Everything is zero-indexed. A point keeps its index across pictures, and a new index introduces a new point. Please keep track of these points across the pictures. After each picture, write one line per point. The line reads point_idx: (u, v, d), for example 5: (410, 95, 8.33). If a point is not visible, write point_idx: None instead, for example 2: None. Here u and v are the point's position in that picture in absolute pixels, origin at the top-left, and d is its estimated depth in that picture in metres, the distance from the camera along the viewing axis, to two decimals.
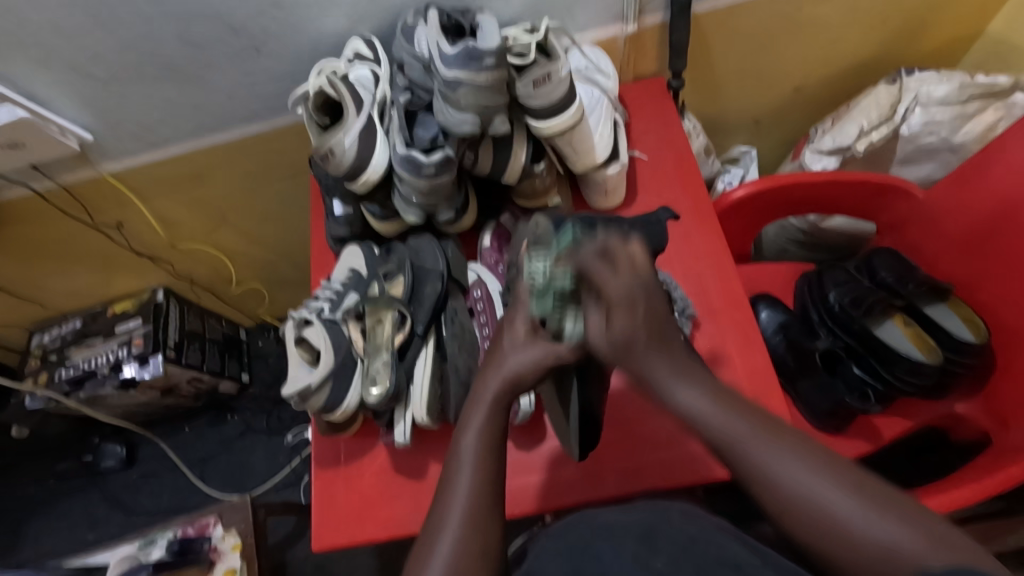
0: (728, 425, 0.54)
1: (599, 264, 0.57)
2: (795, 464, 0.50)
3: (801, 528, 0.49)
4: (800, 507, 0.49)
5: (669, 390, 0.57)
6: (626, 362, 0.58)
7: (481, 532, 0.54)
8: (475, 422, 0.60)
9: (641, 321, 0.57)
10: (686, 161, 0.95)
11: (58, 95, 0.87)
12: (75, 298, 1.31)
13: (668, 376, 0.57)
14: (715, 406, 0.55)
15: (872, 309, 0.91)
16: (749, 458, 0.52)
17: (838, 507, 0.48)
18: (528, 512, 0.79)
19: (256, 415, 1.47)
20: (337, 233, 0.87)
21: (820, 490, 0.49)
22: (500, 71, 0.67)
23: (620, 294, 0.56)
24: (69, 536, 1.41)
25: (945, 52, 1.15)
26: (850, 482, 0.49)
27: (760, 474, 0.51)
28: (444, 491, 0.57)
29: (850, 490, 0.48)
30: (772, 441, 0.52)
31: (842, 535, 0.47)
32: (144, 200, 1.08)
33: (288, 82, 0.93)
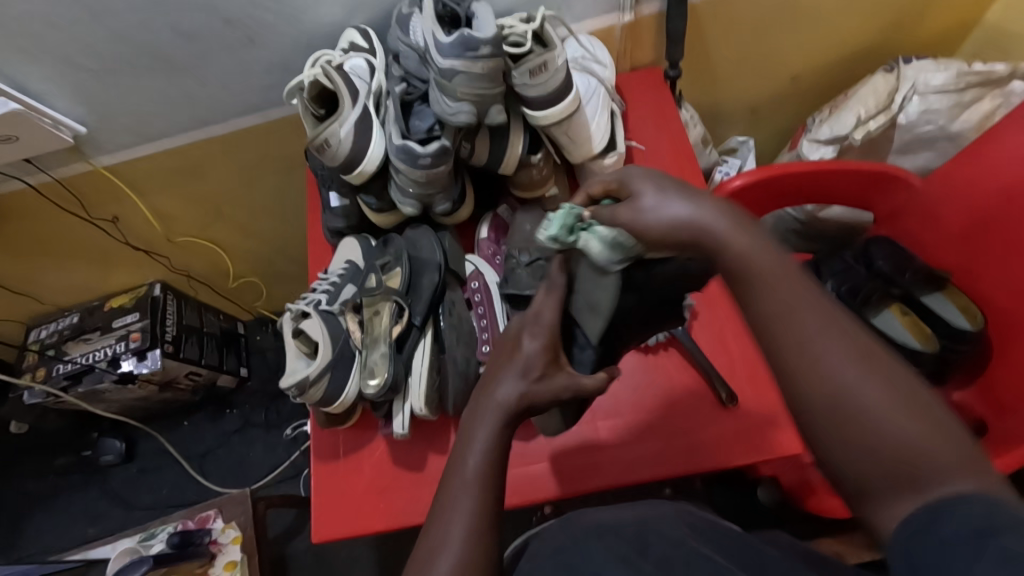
0: (760, 264, 0.44)
1: (615, 159, 0.54)
2: (826, 338, 0.40)
3: (804, 391, 0.39)
4: (817, 378, 0.39)
5: (684, 214, 0.47)
6: (658, 220, 0.48)
7: (481, 555, 0.48)
8: (480, 435, 0.54)
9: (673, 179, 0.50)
10: (683, 151, 0.94)
11: (51, 89, 0.86)
12: (71, 293, 1.30)
13: (692, 197, 0.47)
14: (774, 266, 0.43)
15: (868, 298, 0.95)
16: (796, 323, 0.41)
17: (851, 386, 0.38)
18: (551, 498, 0.79)
19: (255, 409, 1.47)
20: (333, 225, 0.87)
21: (837, 365, 0.39)
22: (496, 59, 0.66)
23: (630, 171, 0.52)
24: (68, 531, 1.41)
25: (941, 40, 1.15)
26: (877, 368, 0.39)
27: (783, 331, 0.41)
28: (443, 506, 0.51)
29: (876, 376, 0.38)
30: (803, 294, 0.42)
31: (854, 425, 0.38)
32: (139, 194, 1.07)
33: (283, 74, 0.93)
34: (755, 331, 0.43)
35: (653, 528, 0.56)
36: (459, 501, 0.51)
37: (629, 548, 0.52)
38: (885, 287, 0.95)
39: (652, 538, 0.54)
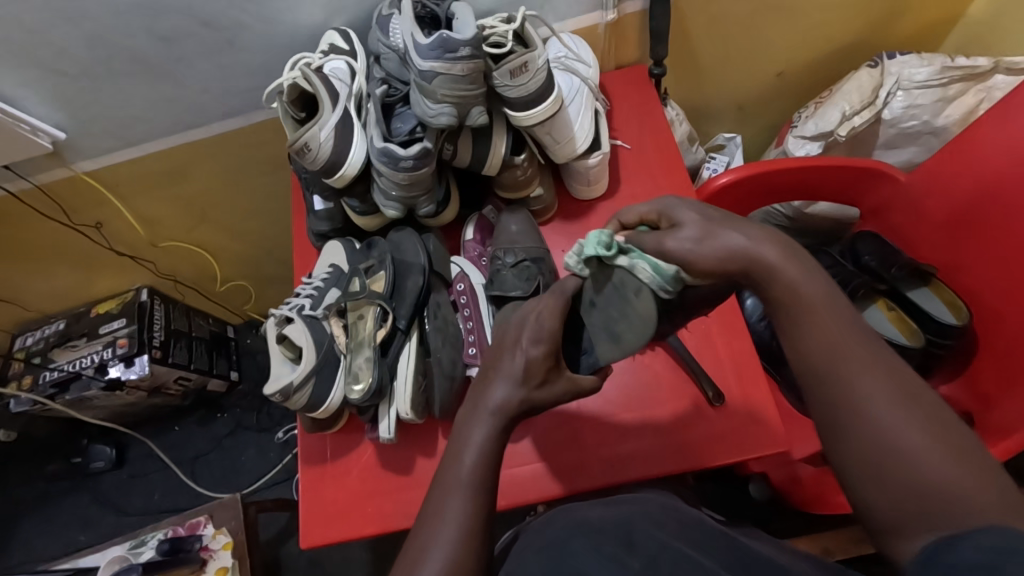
0: (822, 307, 0.50)
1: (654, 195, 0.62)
2: (866, 368, 0.46)
3: (846, 416, 0.46)
4: (853, 405, 0.46)
5: (743, 245, 0.54)
6: (703, 247, 0.55)
7: (475, 549, 0.50)
8: (473, 440, 0.55)
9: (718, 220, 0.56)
10: (668, 150, 0.94)
11: (28, 94, 0.85)
12: (57, 299, 1.29)
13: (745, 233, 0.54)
14: (820, 308, 0.50)
15: (855, 293, 0.93)
16: (846, 377, 0.47)
17: (878, 409, 0.45)
18: (536, 500, 0.79)
19: (246, 413, 1.46)
20: (318, 228, 0.86)
21: (874, 393, 0.45)
22: (476, 61, 0.66)
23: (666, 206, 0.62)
24: (59, 539, 1.40)
25: (926, 35, 1.15)
26: (916, 404, 0.44)
27: (827, 355, 0.48)
28: (434, 508, 0.53)
29: (912, 410, 0.44)
30: (848, 326, 0.49)
31: (884, 451, 0.43)
32: (122, 199, 1.06)
33: (265, 76, 0.92)
34: (806, 370, 0.50)
35: (638, 524, 0.56)
36: (451, 503, 0.52)
37: (616, 545, 0.53)
38: (871, 282, 0.94)
39: (639, 536, 0.54)
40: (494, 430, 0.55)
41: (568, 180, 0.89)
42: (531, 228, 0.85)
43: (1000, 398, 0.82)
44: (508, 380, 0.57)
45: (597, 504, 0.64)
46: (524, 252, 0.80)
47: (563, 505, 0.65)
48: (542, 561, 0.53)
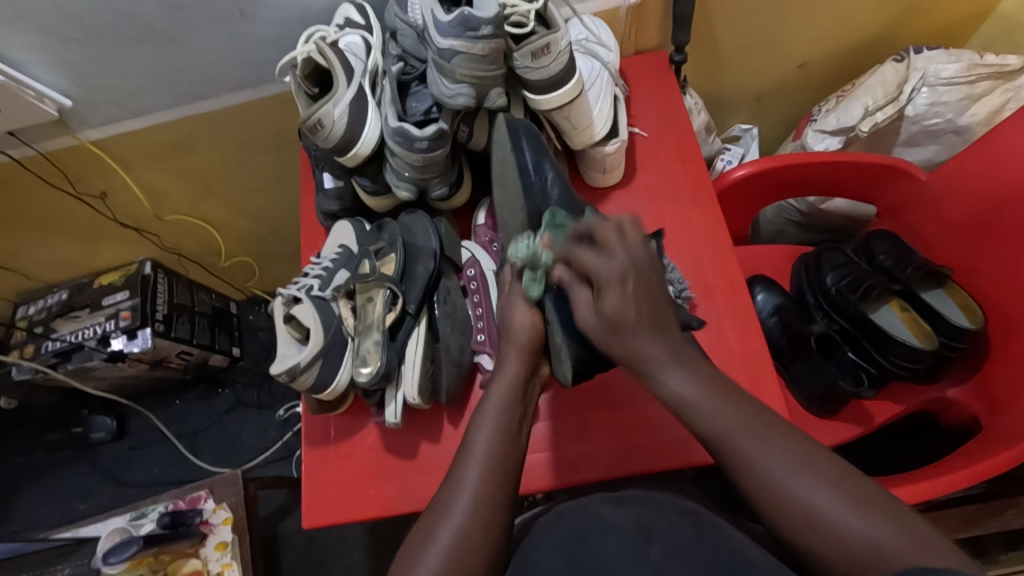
0: (760, 457, 0.53)
1: (596, 257, 0.61)
2: (789, 462, 0.52)
3: (801, 529, 0.50)
4: (805, 513, 0.50)
5: (669, 381, 0.59)
6: (616, 346, 0.60)
7: (485, 526, 0.55)
8: (485, 425, 0.62)
9: (634, 300, 0.59)
10: (686, 139, 0.92)
11: (33, 58, 0.83)
12: (60, 268, 1.28)
13: (670, 363, 0.60)
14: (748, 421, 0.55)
15: (869, 293, 0.90)
16: (782, 483, 0.52)
17: (827, 506, 0.50)
18: (548, 487, 0.79)
19: (247, 389, 1.46)
20: (327, 207, 0.85)
21: (815, 493, 0.50)
22: (497, 41, 0.63)
23: (610, 272, 0.60)
24: (60, 507, 1.41)
25: (954, 31, 1.12)
26: (843, 483, 0.51)
27: (767, 486, 0.52)
28: (452, 485, 0.58)
29: (843, 492, 0.50)
30: (765, 440, 0.54)
31: (847, 550, 0.48)
32: (127, 169, 1.05)
33: (276, 49, 0.89)
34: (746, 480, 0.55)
35: (656, 524, 0.57)
36: (465, 480, 0.58)
37: (634, 538, 0.55)
38: (887, 282, 0.91)
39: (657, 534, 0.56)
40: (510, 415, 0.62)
41: (582, 166, 0.88)
42: None
43: (1007, 402, 0.82)
44: (520, 362, 0.67)
45: (610, 501, 0.63)
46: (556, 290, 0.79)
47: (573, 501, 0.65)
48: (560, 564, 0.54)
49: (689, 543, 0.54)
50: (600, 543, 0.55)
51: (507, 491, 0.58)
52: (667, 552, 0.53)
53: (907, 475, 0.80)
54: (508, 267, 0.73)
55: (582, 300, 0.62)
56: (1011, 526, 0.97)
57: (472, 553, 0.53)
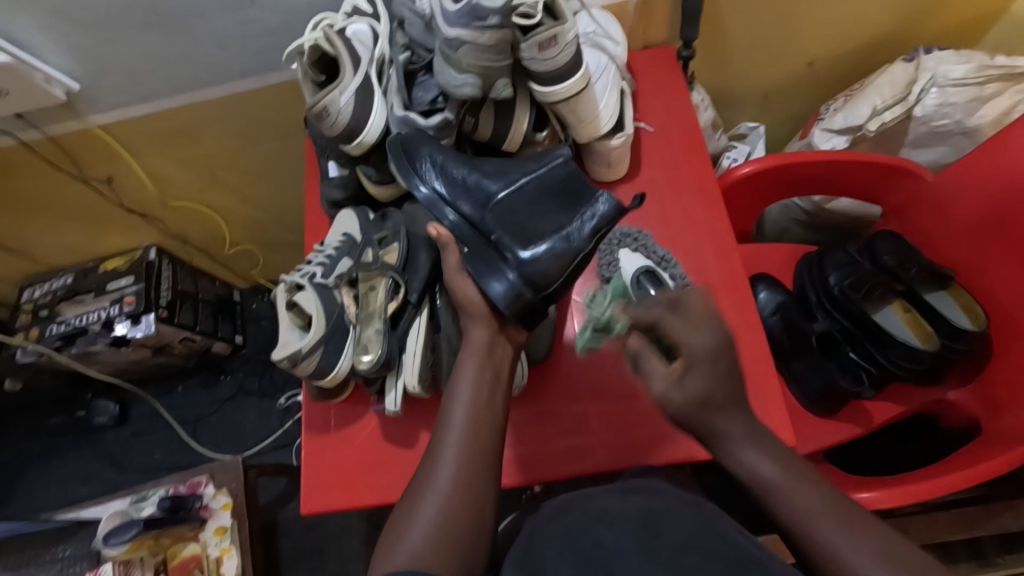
0: (766, 475, 0.54)
1: (681, 325, 0.56)
2: (845, 532, 0.50)
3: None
4: (842, 569, 0.49)
5: (738, 454, 0.56)
6: (699, 420, 0.56)
7: (467, 495, 0.56)
8: (463, 397, 0.62)
9: (718, 380, 0.55)
10: (692, 135, 0.92)
11: (42, 41, 0.83)
12: (66, 253, 1.29)
13: (744, 441, 0.56)
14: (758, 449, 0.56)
15: (871, 292, 0.92)
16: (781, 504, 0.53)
17: (868, 565, 0.48)
18: (517, 484, 0.79)
19: (249, 377, 1.47)
20: (331, 196, 0.85)
21: (863, 558, 0.48)
22: (504, 31, 0.63)
23: (701, 351, 0.55)
24: (62, 489, 1.42)
25: (965, 31, 1.11)
26: (893, 554, 0.48)
27: (811, 541, 0.51)
28: (432, 457, 0.60)
29: (893, 563, 0.48)
30: (819, 499, 0.52)
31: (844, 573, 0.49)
32: (133, 154, 1.05)
33: (283, 36, 0.90)
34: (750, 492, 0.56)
35: (661, 517, 0.57)
36: (444, 452, 0.59)
37: (642, 531, 0.54)
38: (889, 283, 0.92)
39: (666, 527, 0.55)
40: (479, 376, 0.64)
41: (587, 160, 0.88)
42: None
43: (1010, 403, 0.81)
44: (484, 334, 0.67)
45: (615, 493, 0.63)
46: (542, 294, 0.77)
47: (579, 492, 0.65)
48: (564, 553, 0.53)
49: (695, 537, 0.53)
50: (607, 536, 0.54)
51: (486, 463, 0.59)
52: (677, 544, 0.52)
53: (908, 476, 0.80)
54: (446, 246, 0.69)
55: (660, 372, 0.57)
56: (1007, 529, 0.97)
57: (454, 528, 0.54)
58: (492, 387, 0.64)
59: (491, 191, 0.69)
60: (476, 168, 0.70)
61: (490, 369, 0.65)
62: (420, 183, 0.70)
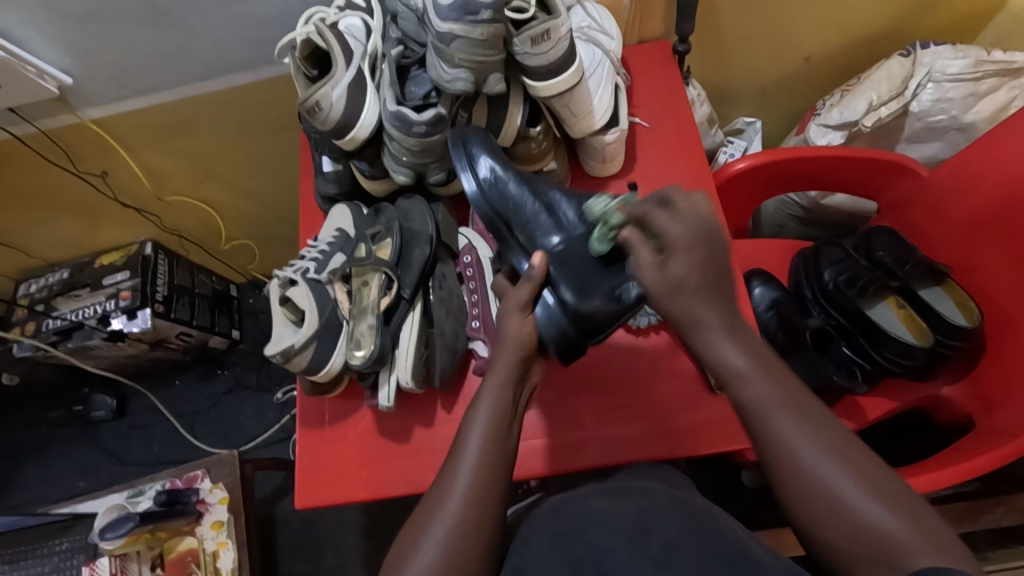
0: (758, 389, 0.52)
1: (663, 217, 0.52)
2: (813, 446, 0.49)
3: (813, 517, 0.48)
4: (814, 487, 0.48)
5: (712, 343, 0.53)
6: (672, 306, 0.53)
7: (479, 522, 0.53)
8: (480, 418, 0.58)
9: (699, 268, 0.51)
10: (687, 129, 0.92)
11: (35, 35, 0.83)
12: (62, 247, 1.29)
13: (721, 333, 0.53)
14: (750, 363, 0.52)
15: (866, 288, 0.92)
16: (771, 424, 0.50)
17: (844, 487, 0.47)
18: (539, 474, 0.79)
19: (246, 371, 1.47)
20: (326, 191, 0.85)
21: (838, 478, 0.48)
22: (497, 25, 0.63)
23: (683, 237, 0.51)
24: (60, 483, 1.43)
25: (963, 27, 1.11)
26: (864, 471, 0.48)
27: (790, 464, 0.49)
28: (447, 478, 0.56)
29: (863, 481, 0.47)
30: (795, 416, 0.50)
31: (842, 512, 0.47)
32: (127, 148, 1.05)
33: (277, 30, 0.89)
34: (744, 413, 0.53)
35: (650, 515, 0.57)
36: (459, 473, 0.56)
37: (631, 529, 0.54)
38: (884, 279, 0.92)
39: (654, 524, 0.55)
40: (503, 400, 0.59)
41: (582, 155, 0.87)
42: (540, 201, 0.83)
43: (1000, 402, 0.82)
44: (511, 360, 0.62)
45: (605, 493, 0.63)
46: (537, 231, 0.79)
47: (567, 492, 0.65)
48: (557, 558, 0.53)
49: (687, 535, 0.53)
50: (595, 534, 0.54)
51: (501, 485, 0.56)
52: (666, 544, 0.52)
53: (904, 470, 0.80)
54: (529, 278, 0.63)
55: (643, 261, 0.54)
56: (1000, 524, 0.97)
57: (463, 551, 0.52)
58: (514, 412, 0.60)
59: (550, 240, 0.66)
60: (540, 201, 0.67)
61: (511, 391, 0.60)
62: (470, 171, 0.68)
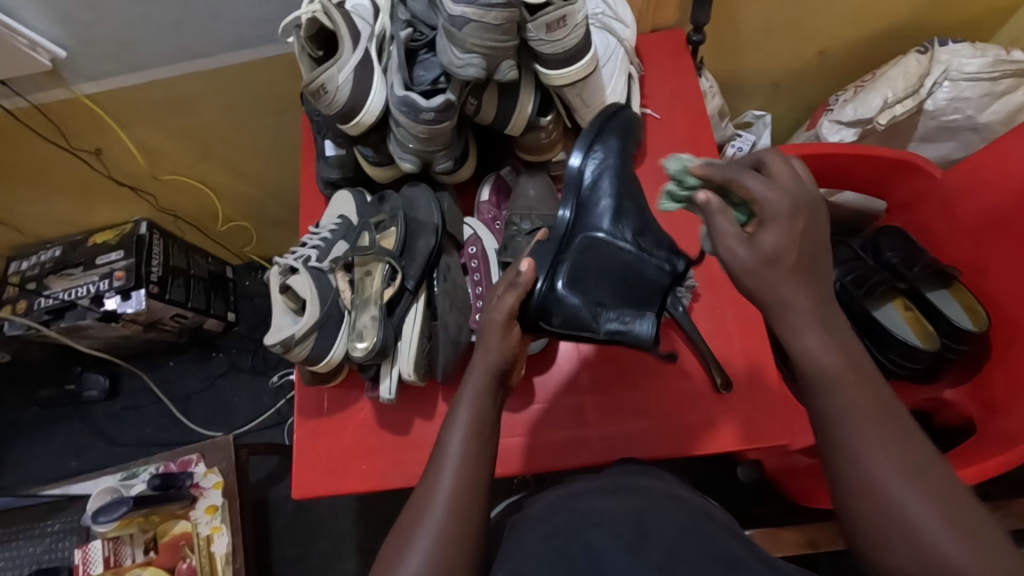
0: (835, 391, 0.44)
1: (776, 177, 0.46)
2: (893, 464, 0.42)
3: (880, 539, 0.42)
4: (888, 507, 0.42)
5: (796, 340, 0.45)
6: (761, 282, 0.45)
7: (463, 523, 0.51)
8: (459, 422, 0.56)
9: (798, 242, 0.45)
10: (699, 122, 0.90)
11: (26, 5, 0.79)
12: (54, 224, 1.26)
13: (811, 323, 0.45)
14: (832, 358, 0.44)
15: (874, 289, 0.91)
16: (846, 432, 0.44)
17: (920, 511, 0.41)
18: (517, 473, 0.79)
19: (241, 354, 1.45)
20: (327, 175, 0.82)
21: (913, 500, 0.41)
22: (511, 10, 0.60)
23: (777, 207, 0.44)
24: (52, 462, 1.42)
25: (981, 24, 1.09)
26: (943, 492, 0.41)
27: (863, 480, 0.43)
28: (426, 487, 0.54)
29: (943, 504, 0.41)
30: (875, 429, 0.43)
31: (913, 536, 0.41)
32: (121, 125, 1.02)
33: (279, 7, 0.86)
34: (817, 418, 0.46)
35: (652, 515, 0.55)
36: (437, 483, 0.53)
37: (630, 530, 0.52)
38: (892, 280, 0.91)
39: (653, 525, 0.53)
40: (482, 406, 0.57)
41: None
42: (550, 193, 0.82)
43: (1005, 406, 0.81)
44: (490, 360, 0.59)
45: (603, 491, 0.60)
46: (539, 219, 0.78)
47: (566, 489, 0.62)
48: (547, 554, 0.51)
49: (685, 535, 0.52)
50: (595, 536, 0.52)
51: (482, 492, 0.54)
52: (665, 551, 0.50)
53: None
54: (517, 287, 0.59)
55: (726, 230, 0.46)
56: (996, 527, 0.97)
57: (449, 561, 0.49)
58: (494, 418, 0.58)
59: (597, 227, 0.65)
60: (617, 204, 0.66)
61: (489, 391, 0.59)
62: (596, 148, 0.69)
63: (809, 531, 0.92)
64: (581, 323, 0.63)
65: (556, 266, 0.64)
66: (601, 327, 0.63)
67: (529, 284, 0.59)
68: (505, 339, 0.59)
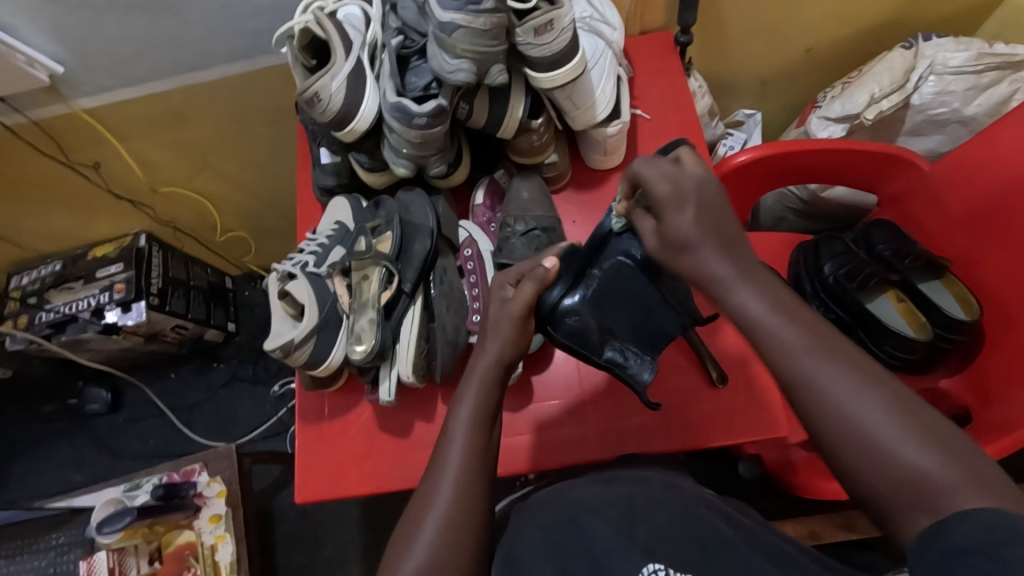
0: (780, 330, 0.45)
1: (660, 168, 0.49)
2: (845, 384, 0.42)
3: (844, 458, 0.41)
4: (842, 424, 0.41)
5: (731, 296, 0.47)
6: (679, 265, 0.49)
7: (468, 516, 0.52)
8: (461, 417, 0.56)
9: (710, 226, 0.48)
10: (688, 121, 0.91)
11: (24, 23, 0.81)
12: (54, 239, 1.27)
13: (739, 282, 0.47)
14: (768, 308, 0.46)
15: (866, 282, 0.92)
16: (802, 365, 0.43)
17: (876, 422, 0.40)
18: (522, 471, 0.79)
19: (242, 364, 1.46)
20: (323, 182, 0.84)
21: (870, 413, 0.41)
22: (498, 15, 0.62)
23: (676, 189, 0.48)
24: (56, 477, 1.42)
25: (964, 19, 1.10)
26: (899, 402, 0.41)
27: (824, 404, 0.42)
28: (432, 479, 0.54)
29: (897, 414, 0.40)
30: (822, 349, 0.44)
31: (881, 454, 0.40)
32: (119, 138, 1.03)
33: (273, 19, 0.88)
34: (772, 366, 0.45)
35: (647, 502, 0.55)
36: (444, 478, 0.54)
37: (623, 517, 0.53)
38: (884, 273, 0.93)
39: (646, 510, 0.54)
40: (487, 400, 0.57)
41: (583, 148, 0.87)
42: (543, 196, 0.83)
43: (999, 395, 0.82)
44: (500, 350, 0.59)
45: (599, 481, 0.60)
46: (534, 220, 0.80)
47: (562, 480, 0.63)
48: (548, 546, 0.52)
49: (682, 521, 0.53)
50: (589, 524, 0.53)
51: (487, 487, 0.54)
52: (655, 534, 0.51)
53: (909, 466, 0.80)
54: (532, 279, 0.59)
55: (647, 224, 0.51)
56: None
57: (455, 553, 0.50)
58: (496, 412, 0.59)
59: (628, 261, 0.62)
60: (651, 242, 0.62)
61: (493, 384, 0.59)
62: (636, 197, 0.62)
63: (808, 524, 0.93)
64: (586, 343, 0.66)
65: (580, 280, 0.63)
66: (603, 352, 0.67)
67: (548, 282, 0.60)
68: (518, 335, 0.59)
